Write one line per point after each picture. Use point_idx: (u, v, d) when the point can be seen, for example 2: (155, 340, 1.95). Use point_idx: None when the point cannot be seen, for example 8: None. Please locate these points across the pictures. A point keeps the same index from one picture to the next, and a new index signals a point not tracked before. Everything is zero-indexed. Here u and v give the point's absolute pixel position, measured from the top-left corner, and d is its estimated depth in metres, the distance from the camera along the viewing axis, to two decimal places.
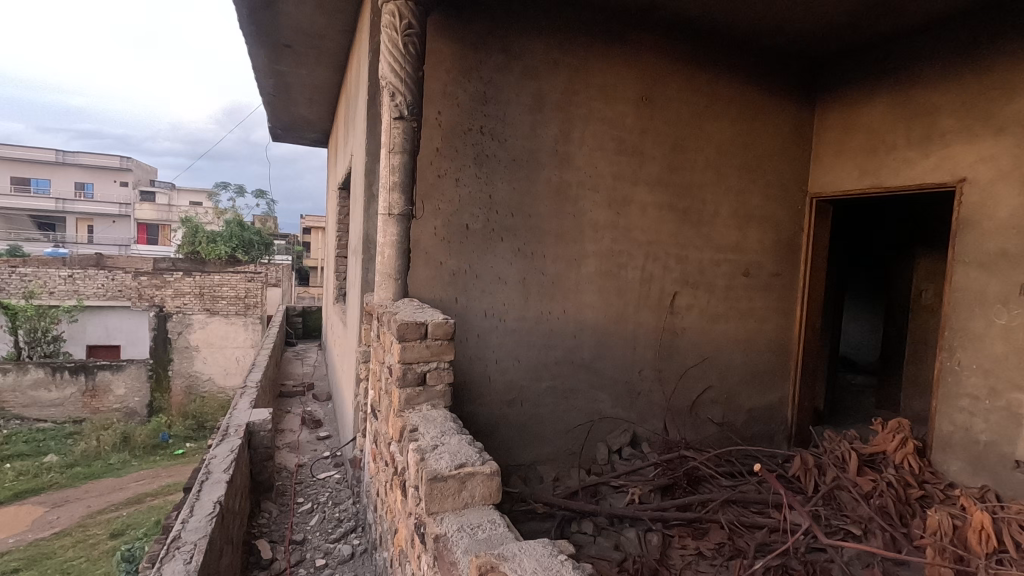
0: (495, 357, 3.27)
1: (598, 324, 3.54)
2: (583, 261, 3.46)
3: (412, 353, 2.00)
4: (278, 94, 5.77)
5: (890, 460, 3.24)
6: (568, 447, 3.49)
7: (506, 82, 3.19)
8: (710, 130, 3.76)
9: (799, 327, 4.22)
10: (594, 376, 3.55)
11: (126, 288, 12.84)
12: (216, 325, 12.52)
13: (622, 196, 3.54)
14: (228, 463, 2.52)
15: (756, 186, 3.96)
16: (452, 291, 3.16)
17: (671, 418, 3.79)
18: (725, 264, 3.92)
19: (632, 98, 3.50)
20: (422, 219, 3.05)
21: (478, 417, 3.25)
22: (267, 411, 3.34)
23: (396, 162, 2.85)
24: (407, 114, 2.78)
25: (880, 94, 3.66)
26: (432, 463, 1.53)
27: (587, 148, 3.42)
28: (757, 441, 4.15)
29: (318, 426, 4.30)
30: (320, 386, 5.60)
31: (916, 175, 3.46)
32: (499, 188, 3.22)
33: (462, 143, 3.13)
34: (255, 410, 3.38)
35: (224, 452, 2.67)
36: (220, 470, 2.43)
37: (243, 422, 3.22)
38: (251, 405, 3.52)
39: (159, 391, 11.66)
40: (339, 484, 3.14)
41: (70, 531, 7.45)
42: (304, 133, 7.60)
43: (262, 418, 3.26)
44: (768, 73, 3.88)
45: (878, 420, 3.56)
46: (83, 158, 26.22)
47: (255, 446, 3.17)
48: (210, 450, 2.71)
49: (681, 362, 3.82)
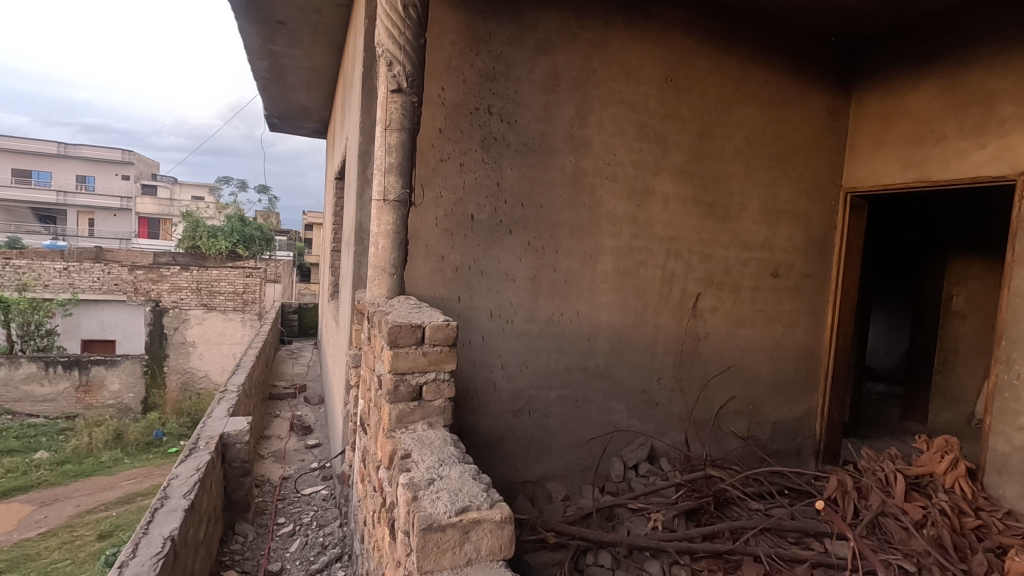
0: (501, 362, 2.95)
1: (613, 327, 3.21)
2: (599, 258, 3.14)
3: (406, 363, 1.68)
4: (273, 79, 5.46)
5: (939, 484, 2.91)
6: (579, 462, 3.16)
7: (517, 57, 2.87)
8: (740, 116, 3.44)
9: (830, 333, 3.89)
10: (608, 384, 3.22)
11: (121, 281, 12.54)
12: (213, 321, 12.24)
13: (643, 186, 3.21)
14: (190, 485, 2.21)
15: (787, 178, 3.63)
16: (455, 288, 2.83)
17: (692, 431, 3.46)
18: (753, 263, 3.59)
19: (656, 79, 3.18)
20: (421, 207, 2.73)
21: (481, 429, 2.93)
22: (245, 421, 3.04)
23: (393, 141, 2.52)
24: (407, 87, 2.46)
25: (927, 80, 3.33)
26: (427, 506, 1.20)
27: (605, 133, 3.09)
28: (782, 457, 3.82)
29: (307, 433, 3.98)
30: (313, 389, 5.28)
31: (969, 167, 3.12)
32: (508, 175, 2.89)
33: (467, 124, 2.80)
34: (231, 419, 3.08)
35: (189, 471, 2.36)
36: (179, 495, 2.12)
37: (217, 432, 2.92)
38: (228, 413, 3.20)
39: (154, 387, 11.38)
40: (326, 501, 2.82)
41: (57, 531, 7.15)
42: (303, 123, 7.29)
43: (239, 428, 2.94)
44: (803, 55, 3.55)
45: (921, 436, 3.23)
46: (85, 151, 26.02)
47: (230, 460, 2.87)
48: (174, 468, 2.40)
49: (703, 370, 3.49)
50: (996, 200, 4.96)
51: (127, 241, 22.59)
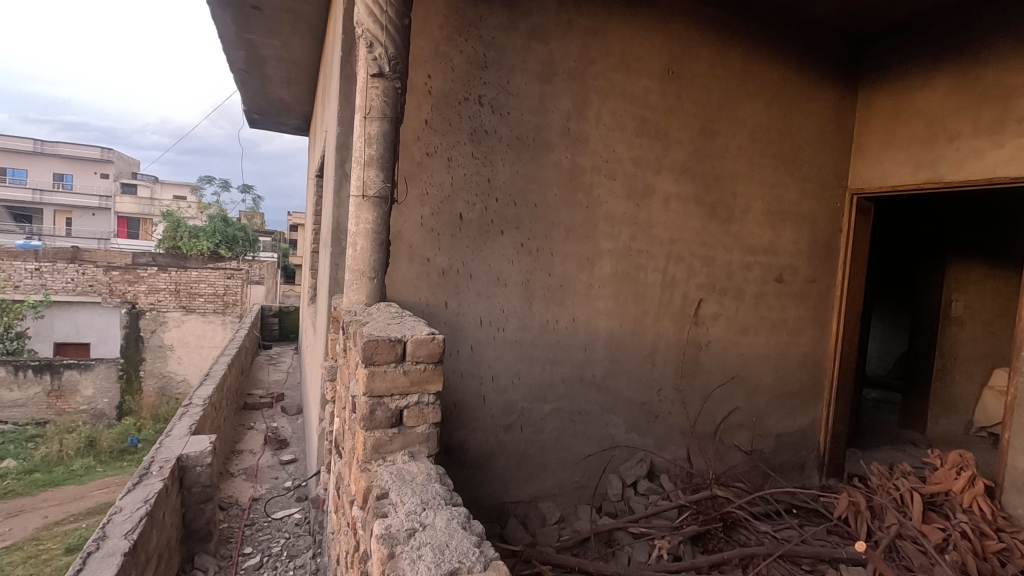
0: (492, 374, 2.73)
1: (612, 335, 3.00)
2: (596, 261, 2.93)
3: (383, 384, 1.45)
4: (251, 71, 5.19)
5: (957, 502, 2.74)
6: (575, 480, 2.95)
7: (510, 44, 2.65)
8: (744, 113, 3.25)
9: (835, 341, 3.72)
10: (606, 396, 3.01)
11: (96, 283, 11.96)
12: (192, 323, 11.77)
13: (643, 185, 3.01)
14: (134, 522, 2.00)
15: (792, 179, 3.46)
16: (442, 293, 2.60)
17: (693, 445, 3.26)
18: (757, 268, 3.41)
19: (658, 72, 2.99)
20: (405, 205, 2.50)
21: (469, 445, 2.70)
22: (206, 441, 2.82)
23: (373, 130, 2.29)
24: (390, 72, 2.24)
25: (939, 76, 3.18)
26: (406, 568, 0.97)
27: (604, 128, 2.89)
28: (786, 471, 3.64)
29: (283, 447, 3.72)
30: (290, 398, 5.01)
31: (985, 167, 2.97)
32: (500, 171, 2.67)
33: (455, 115, 2.57)
34: (192, 439, 2.85)
35: (135, 503, 2.14)
36: (120, 534, 1.92)
37: (174, 454, 2.70)
38: (189, 431, 2.96)
39: (130, 392, 10.99)
40: (298, 527, 2.59)
41: (22, 544, 6.74)
42: (284, 120, 7.00)
43: (198, 450, 2.71)
44: (810, 50, 3.38)
45: (933, 451, 3.07)
46: (62, 149, 25.37)
47: (189, 485, 2.65)
48: (119, 499, 2.18)
49: (705, 380, 3.29)
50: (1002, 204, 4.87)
51: (105, 242, 21.96)
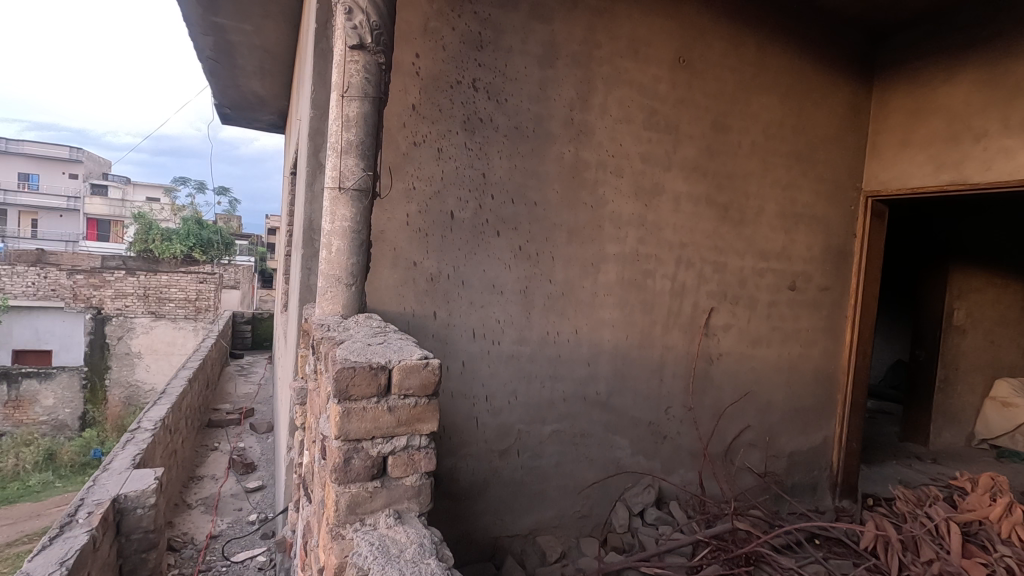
0: (486, 394, 2.41)
1: (617, 349, 2.71)
2: (601, 266, 2.65)
3: (361, 424, 1.14)
4: (221, 60, 4.82)
5: (994, 532, 2.50)
6: (577, 510, 2.66)
7: (509, 23, 2.36)
8: (758, 107, 3.01)
9: (850, 353, 3.49)
10: (610, 417, 2.72)
11: (59, 286, 10.92)
12: (162, 330, 11.02)
13: (652, 183, 2.74)
14: None
15: (806, 179, 3.23)
16: (430, 302, 2.29)
17: (705, 467, 3.00)
18: (770, 274, 3.16)
19: (667, 59, 2.72)
20: (389, 201, 2.18)
21: (460, 474, 2.38)
22: (151, 476, 2.52)
23: (352, 112, 1.98)
24: (371, 43, 1.94)
25: (962, 70, 2.99)
26: None
27: (611, 119, 2.61)
28: (798, 492, 3.39)
29: (250, 471, 3.37)
30: (261, 413, 4.64)
31: (1015, 168, 2.76)
32: (496, 165, 2.37)
33: (446, 100, 2.26)
34: (134, 473, 2.54)
35: (51, 562, 1.82)
36: None
37: (108, 493, 2.39)
38: (132, 464, 2.63)
39: (93, 402, 10.48)
40: (261, 572, 2.25)
41: None
42: (258, 116, 6.64)
43: (138, 490, 2.38)
44: (825, 43, 3.17)
45: (964, 476, 2.90)
46: (28, 147, 24.41)
47: (127, 531, 2.35)
48: (29, 560, 1.83)
49: (716, 397, 3.03)
50: (1006, 208, 4.79)
51: (71, 242, 20.99)
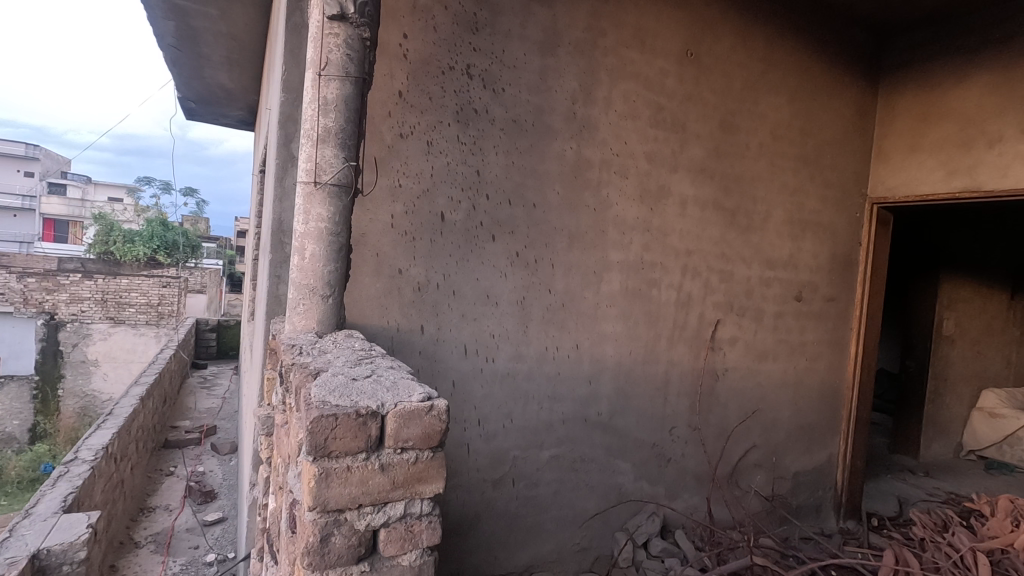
0: (479, 416, 2.16)
1: (620, 365, 2.49)
2: (604, 276, 2.41)
3: (343, 490, 0.89)
4: (184, 48, 4.46)
5: (1020, 560, 2.31)
6: (576, 542, 2.41)
7: (508, 4, 2.12)
8: (766, 107, 2.83)
9: (854, 366, 3.33)
10: (612, 440, 2.49)
11: (8, 289, 10.07)
12: (120, 337, 10.32)
13: (658, 185, 2.53)
14: None
15: (813, 184, 3.07)
16: (418, 315, 2.02)
17: (710, 490, 2.79)
18: (776, 284, 2.98)
19: (676, 52, 2.52)
20: (372, 201, 1.91)
21: (448, 507, 2.11)
22: (85, 529, 2.25)
23: (330, 94, 1.70)
24: (354, 14, 1.68)
25: (974, 73, 2.87)
26: None
27: (616, 115, 2.39)
28: (804, 514, 3.21)
29: (208, 501, 3.06)
30: (224, 430, 4.28)
31: None
32: (492, 162, 2.13)
33: (437, 87, 2.01)
34: (63, 523, 2.28)
35: None
36: None
37: (30, 549, 2.10)
38: (60, 508, 2.36)
39: (45, 415, 10.04)
40: None
41: None
42: (226, 111, 6.25)
43: (65, 544, 2.15)
44: (833, 41, 3.02)
45: (987, 511, 2.77)
46: None
47: None
48: None
49: (721, 415, 2.82)
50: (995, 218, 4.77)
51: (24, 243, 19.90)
